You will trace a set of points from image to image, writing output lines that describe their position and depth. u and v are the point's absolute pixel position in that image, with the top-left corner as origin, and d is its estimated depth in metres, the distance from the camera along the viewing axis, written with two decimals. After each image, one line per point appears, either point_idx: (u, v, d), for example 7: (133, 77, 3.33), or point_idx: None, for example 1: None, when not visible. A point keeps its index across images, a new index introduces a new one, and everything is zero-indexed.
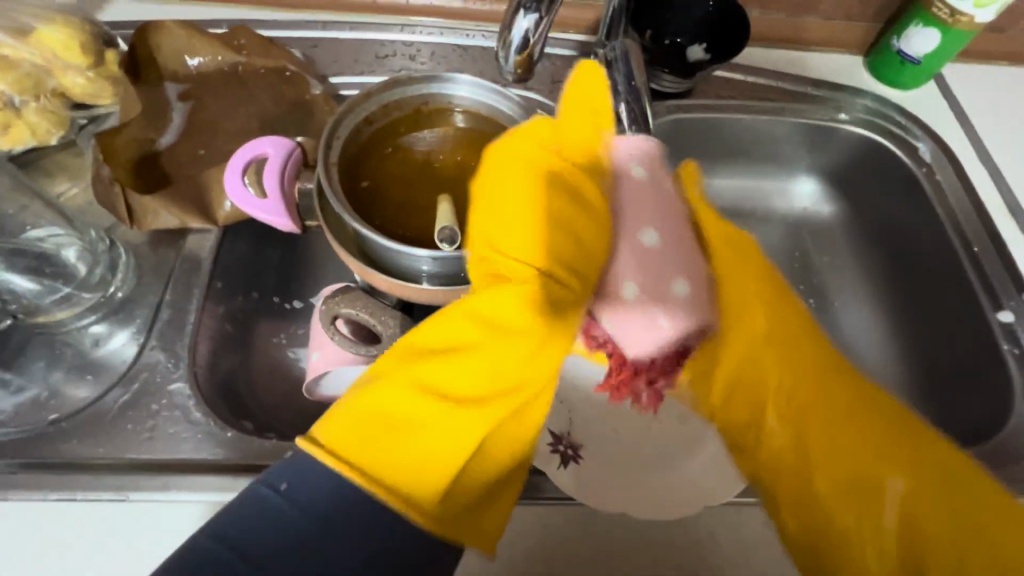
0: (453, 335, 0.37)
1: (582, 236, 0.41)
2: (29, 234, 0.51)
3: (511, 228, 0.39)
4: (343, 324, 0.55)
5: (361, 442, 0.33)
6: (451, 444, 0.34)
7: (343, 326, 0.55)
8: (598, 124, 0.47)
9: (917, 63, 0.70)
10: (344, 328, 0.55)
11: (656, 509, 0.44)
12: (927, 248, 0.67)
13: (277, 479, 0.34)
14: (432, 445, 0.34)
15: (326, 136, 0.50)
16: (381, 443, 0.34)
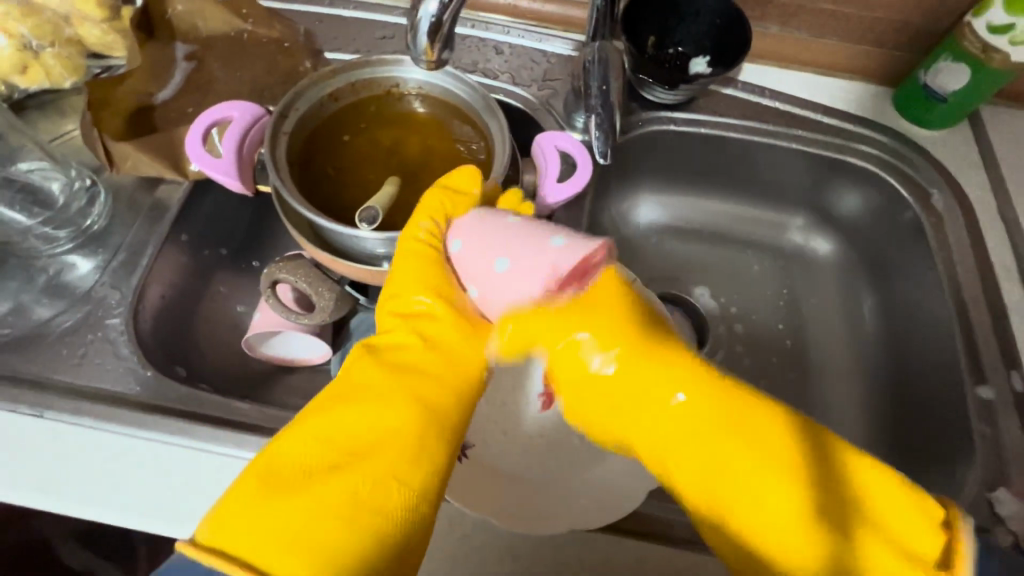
0: (356, 396, 0.39)
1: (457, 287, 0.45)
2: (19, 166, 0.57)
3: (412, 296, 0.44)
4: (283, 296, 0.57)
5: (265, 505, 0.34)
6: (342, 486, 0.35)
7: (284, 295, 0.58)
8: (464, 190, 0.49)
9: (945, 102, 0.63)
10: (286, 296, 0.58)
11: (520, 521, 0.42)
12: (922, 307, 0.61)
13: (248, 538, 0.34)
14: (347, 489, 0.35)
15: (281, 106, 0.52)
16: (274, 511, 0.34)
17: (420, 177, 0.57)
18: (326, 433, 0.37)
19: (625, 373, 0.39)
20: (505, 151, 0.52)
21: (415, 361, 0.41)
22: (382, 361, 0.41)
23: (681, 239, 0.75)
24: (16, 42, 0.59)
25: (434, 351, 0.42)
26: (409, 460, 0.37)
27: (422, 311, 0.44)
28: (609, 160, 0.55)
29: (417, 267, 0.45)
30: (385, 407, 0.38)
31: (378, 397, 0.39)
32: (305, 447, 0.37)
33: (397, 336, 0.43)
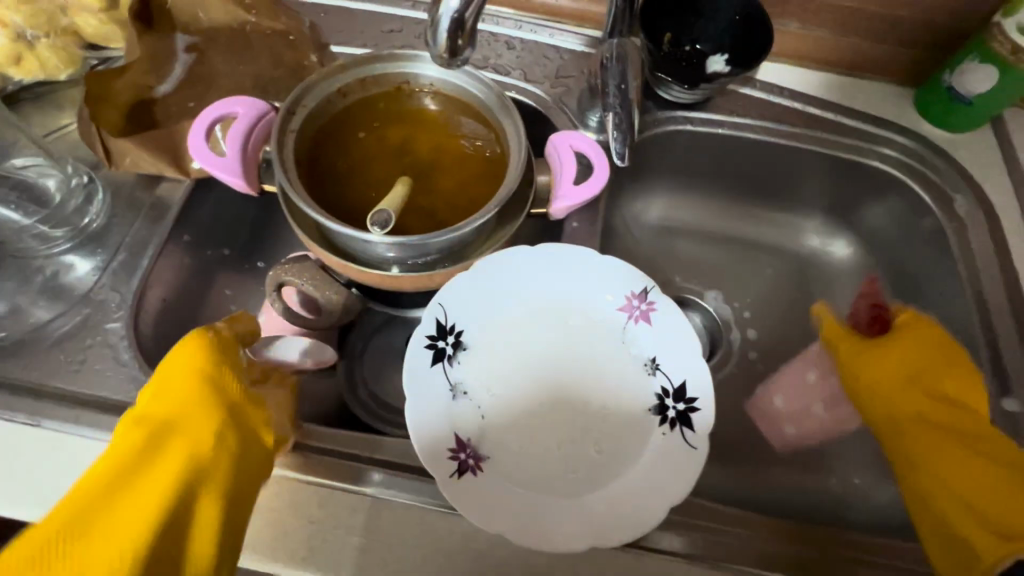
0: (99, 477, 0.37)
1: (199, 378, 0.42)
2: (12, 162, 0.54)
3: (168, 385, 0.42)
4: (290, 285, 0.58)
5: None
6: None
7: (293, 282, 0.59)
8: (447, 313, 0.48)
9: (969, 104, 0.61)
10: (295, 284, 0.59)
11: (535, 537, 0.41)
12: (942, 315, 0.60)
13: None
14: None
15: (288, 103, 0.50)
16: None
17: (432, 179, 0.55)
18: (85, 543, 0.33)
19: (911, 400, 0.48)
20: (521, 153, 0.50)
21: (150, 437, 0.39)
22: (126, 442, 0.39)
23: (694, 242, 0.73)
24: (9, 32, 0.57)
25: (180, 432, 0.40)
26: (148, 539, 0.35)
27: (173, 394, 0.41)
28: (627, 162, 0.54)
29: (173, 371, 0.42)
30: (121, 495, 0.36)
31: (139, 483, 0.36)
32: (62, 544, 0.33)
33: (139, 421, 0.40)
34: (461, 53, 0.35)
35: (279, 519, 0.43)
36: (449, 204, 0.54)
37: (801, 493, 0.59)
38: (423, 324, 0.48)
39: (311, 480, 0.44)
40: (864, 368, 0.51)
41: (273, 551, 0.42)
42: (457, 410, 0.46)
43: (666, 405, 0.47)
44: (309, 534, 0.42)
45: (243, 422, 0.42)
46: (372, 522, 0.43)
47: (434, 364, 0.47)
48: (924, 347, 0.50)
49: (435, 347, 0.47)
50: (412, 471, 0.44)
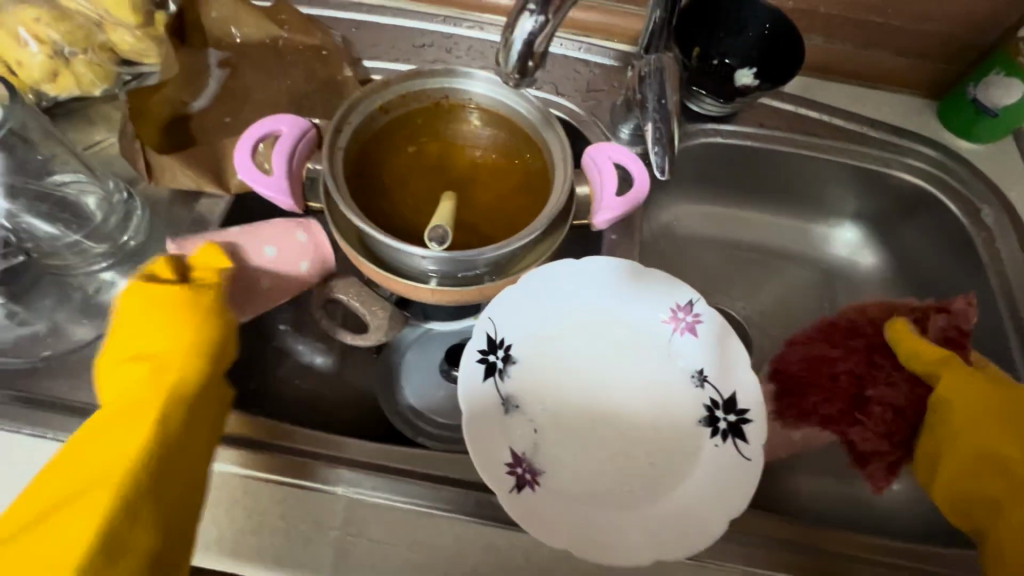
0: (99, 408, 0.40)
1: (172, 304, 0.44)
2: (53, 178, 0.53)
3: (143, 315, 0.43)
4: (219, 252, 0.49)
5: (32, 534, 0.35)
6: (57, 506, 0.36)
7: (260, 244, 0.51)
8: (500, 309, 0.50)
9: (995, 115, 0.63)
10: (269, 253, 0.51)
11: (598, 551, 0.41)
12: (972, 322, 0.61)
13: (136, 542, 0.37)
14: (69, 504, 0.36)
15: (336, 121, 0.50)
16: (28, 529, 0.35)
17: (474, 194, 0.55)
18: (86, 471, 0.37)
19: (982, 420, 0.49)
20: (566, 168, 0.51)
21: (131, 370, 0.42)
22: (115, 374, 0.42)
23: (722, 252, 0.74)
24: (47, 49, 0.57)
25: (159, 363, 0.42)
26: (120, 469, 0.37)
27: (147, 322, 0.43)
28: (667, 175, 0.54)
29: (150, 304, 0.44)
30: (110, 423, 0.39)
31: (128, 416, 0.39)
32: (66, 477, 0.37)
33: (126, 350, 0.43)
34: (531, 74, 0.37)
35: (337, 538, 0.43)
36: (493, 218, 0.54)
37: (839, 500, 0.60)
38: (474, 339, 0.48)
39: (368, 496, 0.44)
40: (950, 398, 0.50)
41: (230, 548, 0.42)
42: (511, 424, 0.46)
43: (716, 416, 0.47)
44: (371, 551, 0.42)
45: (214, 350, 0.44)
46: (431, 539, 0.43)
47: (487, 378, 0.47)
48: (1001, 394, 0.50)
49: (486, 362, 0.48)
50: (468, 486, 0.44)
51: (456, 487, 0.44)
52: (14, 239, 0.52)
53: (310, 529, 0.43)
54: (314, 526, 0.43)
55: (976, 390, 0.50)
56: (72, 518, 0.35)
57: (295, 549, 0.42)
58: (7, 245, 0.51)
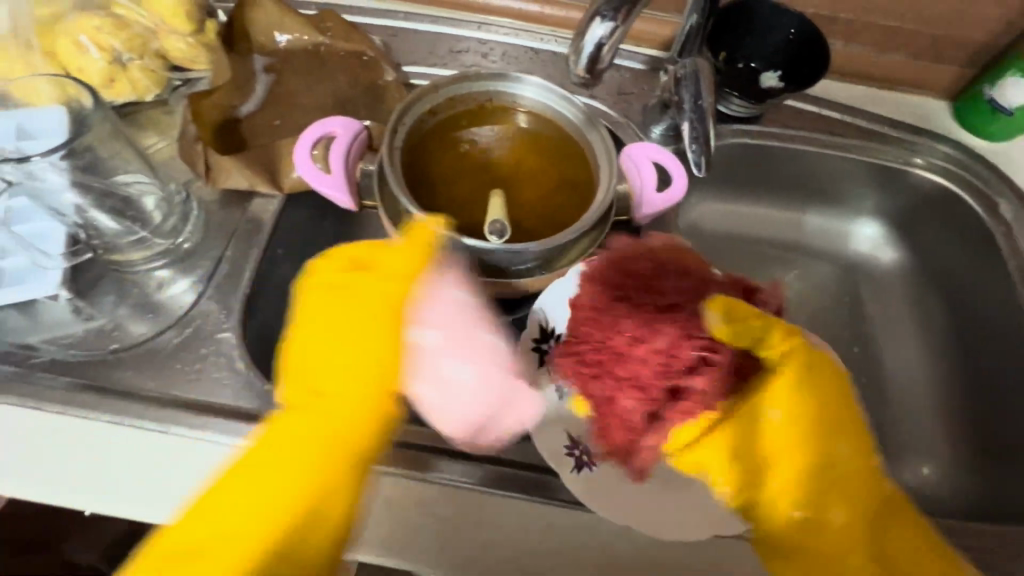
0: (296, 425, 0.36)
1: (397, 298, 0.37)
2: (118, 178, 0.55)
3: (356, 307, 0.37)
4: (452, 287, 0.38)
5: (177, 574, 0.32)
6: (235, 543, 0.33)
7: (433, 344, 0.37)
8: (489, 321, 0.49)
9: (1010, 114, 0.66)
10: (429, 388, 0.37)
11: (657, 527, 0.45)
12: (994, 311, 0.63)
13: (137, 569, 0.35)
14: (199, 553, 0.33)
15: (393, 123, 0.52)
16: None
17: (520, 192, 0.57)
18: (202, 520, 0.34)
19: (800, 432, 0.41)
20: (612, 166, 0.53)
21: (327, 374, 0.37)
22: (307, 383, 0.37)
23: (748, 249, 0.76)
24: (107, 55, 0.59)
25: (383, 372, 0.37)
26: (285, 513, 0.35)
27: (361, 312, 0.37)
28: (704, 171, 0.57)
29: (349, 289, 0.38)
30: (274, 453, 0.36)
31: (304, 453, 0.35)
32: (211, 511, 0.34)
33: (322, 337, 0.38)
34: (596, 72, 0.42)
35: (406, 518, 0.44)
36: (539, 215, 0.56)
37: None
38: (528, 328, 0.52)
39: (432, 479, 0.45)
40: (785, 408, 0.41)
41: None
42: (565, 410, 0.49)
43: None
44: (440, 530, 0.44)
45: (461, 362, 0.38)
46: (496, 519, 0.45)
47: (541, 366, 0.50)
48: (825, 383, 0.42)
49: (539, 350, 0.51)
50: (528, 469, 0.47)
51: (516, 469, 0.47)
52: (82, 237, 0.54)
53: (378, 511, 0.44)
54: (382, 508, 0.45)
55: (780, 388, 0.41)
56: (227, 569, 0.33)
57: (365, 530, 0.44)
58: (75, 243, 0.53)
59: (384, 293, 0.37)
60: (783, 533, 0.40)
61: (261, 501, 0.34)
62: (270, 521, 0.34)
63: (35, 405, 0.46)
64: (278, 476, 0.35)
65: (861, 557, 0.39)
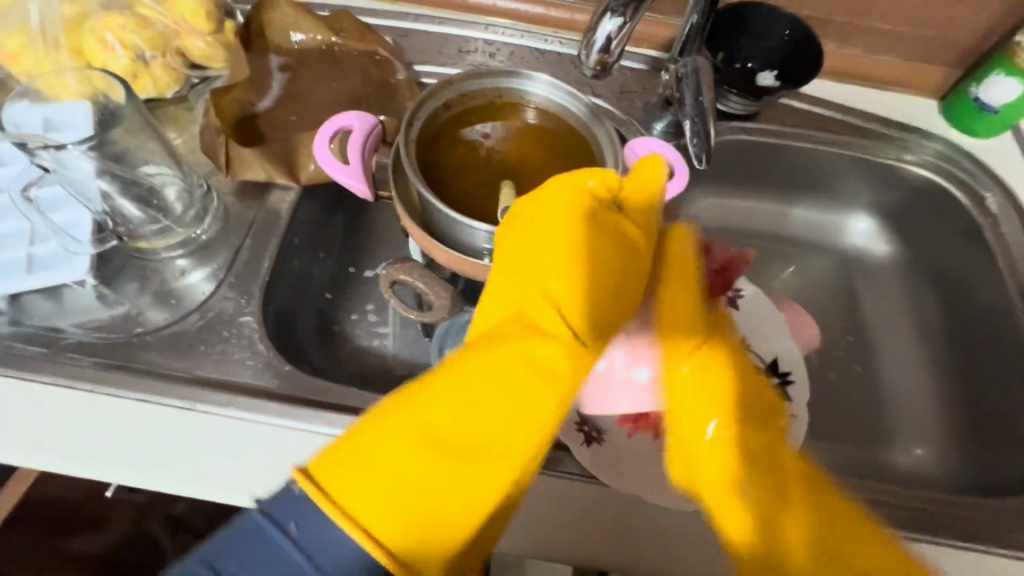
0: (517, 345, 0.38)
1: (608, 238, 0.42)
2: (142, 169, 0.57)
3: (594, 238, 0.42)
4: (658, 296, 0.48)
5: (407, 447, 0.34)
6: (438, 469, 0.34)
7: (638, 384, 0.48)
8: None
9: (995, 113, 0.69)
10: (622, 405, 0.48)
11: (663, 496, 0.48)
12: (983, 299, 0.66)
13: (280, 518, 0.33)
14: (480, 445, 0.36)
15: (408, 117, 0.55)
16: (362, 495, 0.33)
17: (529, 184, 0.60)
18: (449, 404, 0.36)
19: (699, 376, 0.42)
20: (618, 159, 0.55)
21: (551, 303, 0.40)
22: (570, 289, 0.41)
23: (744, 242, 0.79)
24: (131, 52, 0.61)
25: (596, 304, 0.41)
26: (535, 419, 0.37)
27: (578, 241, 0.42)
28: (705, 164, 0.60)
29: (553, 204, 0.43)
30: (505, 362, 0.37)
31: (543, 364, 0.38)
32: (455, 399, 0.36)
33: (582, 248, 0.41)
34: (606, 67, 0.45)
35: None
36: None
37: (866, 468, 0.64)
38: None
39: None
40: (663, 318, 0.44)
41: None
42: None
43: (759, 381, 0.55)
44: None
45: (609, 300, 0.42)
46: None
47: None
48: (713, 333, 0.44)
49: None
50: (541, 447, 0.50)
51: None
52: (108, 225, 0.56)
53: None
54: None
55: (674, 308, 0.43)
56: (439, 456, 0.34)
57: None
58: (102, 230, 0.56)
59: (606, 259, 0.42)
60: (759, 549, 0.38)
61: (493, 407, 0.36)
62: (521, 436, 0.36)
63: (69, 383, 0.48)
64: (472, 402, 0.36)
65: (806, 557, 0.37)
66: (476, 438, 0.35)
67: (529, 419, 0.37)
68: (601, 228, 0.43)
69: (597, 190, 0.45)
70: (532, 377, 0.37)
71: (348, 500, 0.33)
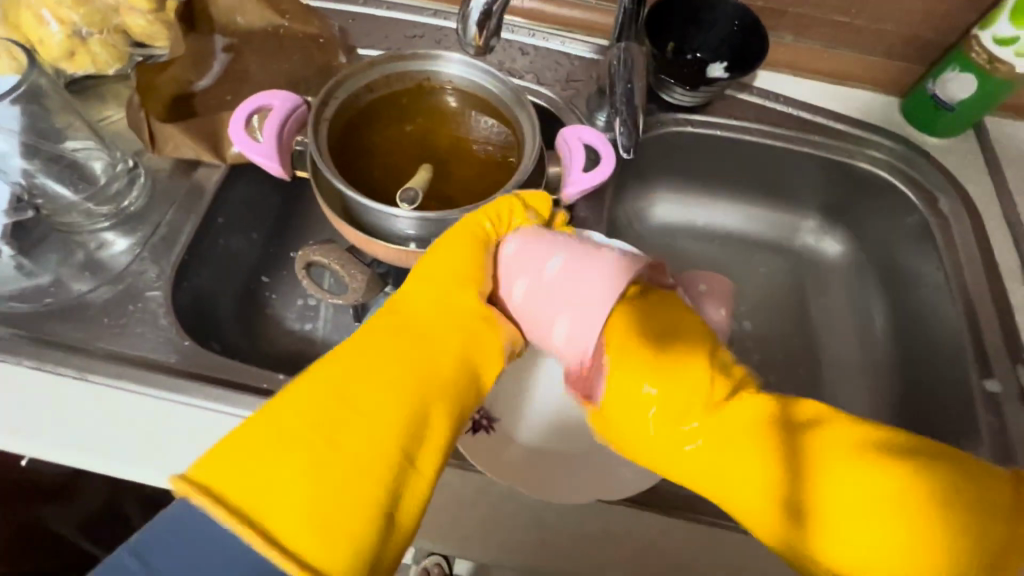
0: (382, 366, 0.40)
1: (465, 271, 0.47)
2: (66, 144, 0.57)
3: (431, 293, 0.46)
4: (510, 238, 0.51)
5: (278, 455, 0.35)
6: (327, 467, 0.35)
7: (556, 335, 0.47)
8: (458, 259, 0.47)
9: (951, 110, 0.66)
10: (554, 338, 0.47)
11: (544, 488, 0.46)
12: (927, 306, 0.63)
13: (158, 538, 0.32)
14: (359, 441, 0.36)
15: (322, 95, 0.54)
16: (267, 495, 0.33)
17: (454, 169, 0.59)
18: (322, 419, 0.37)
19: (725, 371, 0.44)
20: (535, 146, 0.54)
21: (408, 339, 0.43)
22: (425, 314, 0.45)
23: (692, 238, 0.78)
24: (66, 28, 0.62)
25: (458, 330, 0.44)
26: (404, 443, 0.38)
27: (432, 289, 0.46)
28: (632, 153, 0.58)
29: (442, 261, 0.47)
30: (382, 383, 0.39)
31: (401, 394, 0.39)
32: (325, 408, 0.37)
33: (425, 303, 0.45)
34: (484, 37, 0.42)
35: None
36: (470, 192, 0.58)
37: None
38: None
39: None
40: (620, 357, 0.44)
41: None
42: None
43: None
44: None
45: (462, 337, 0.44)
46: None
47: None
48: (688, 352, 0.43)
49: None
50: None
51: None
52: (26, 196, 0.57)
53: None
54: None
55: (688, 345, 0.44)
56: (334, 486, 0.35)
57: None
58: (18, 201, 0.57)
59: (464, 310, 0.46)
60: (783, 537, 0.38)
61: (359, 414, 0.38)
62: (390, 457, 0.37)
63: None
64: (337, 406, 0.38)
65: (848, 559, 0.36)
66: (359, 417, 0.37)
67: (392, 426, 0.38)
68: (449, 242, 0.48)
69: (486, 231, 0.50)
70: (397, 395, 0.39)
71: (254, 504, 0.33)
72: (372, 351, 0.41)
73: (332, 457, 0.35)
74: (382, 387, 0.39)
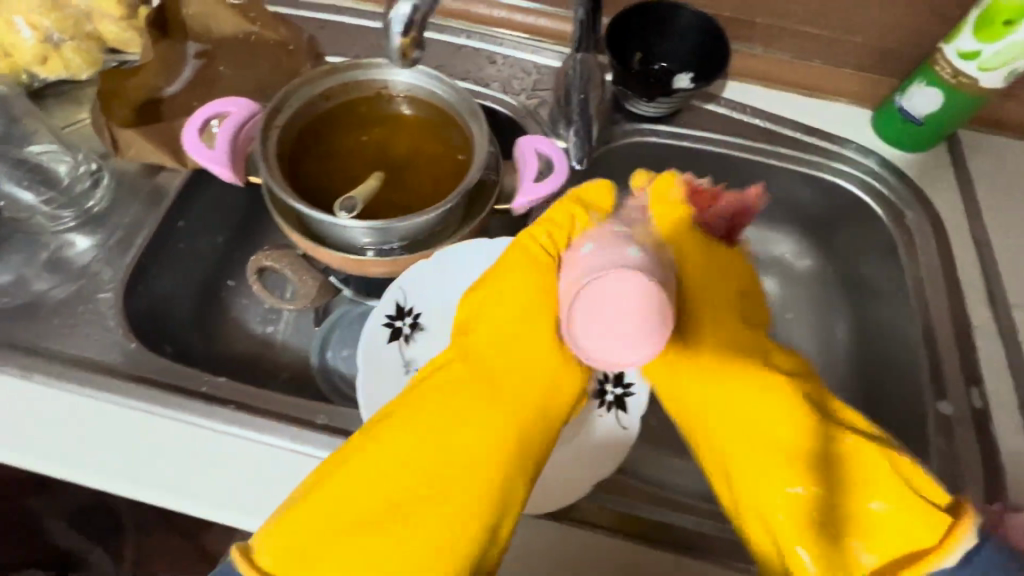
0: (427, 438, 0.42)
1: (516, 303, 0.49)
2: (31, 149, 0.60)
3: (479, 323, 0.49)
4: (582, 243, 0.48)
5: (332, 534, 0.38)
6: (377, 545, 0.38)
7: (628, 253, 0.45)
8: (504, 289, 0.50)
9: (920, 124, 0.64)
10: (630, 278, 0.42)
11: None
12: (890, 324, 0.62)
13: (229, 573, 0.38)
14: (411, 517, 0.39)
15: (274, 102, 0.56)
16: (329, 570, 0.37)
17: (407, 176, 0.59)
18: (373, 494, 0.39)
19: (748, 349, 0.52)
20: (484, 155, 0.54)
21: (452, 403, 0.44)
22: (474, 361, 0.48)
23: None
24: (38, 35, 0.63)
25: (506, 390, 0.46)
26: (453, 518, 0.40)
27: (487, 328, 0.48)
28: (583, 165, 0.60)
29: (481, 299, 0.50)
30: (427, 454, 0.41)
31: (448, 469, 0.41)
32: (377, 482, 0.40)
33: (473, 347, 0.48)
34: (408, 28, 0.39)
35: (236, 474, 0.47)
36: (421, 200, 0.58)
37: None
38: (385, 305, 0.56)
39: (271, 441, 0.48)
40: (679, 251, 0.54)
41: (153, 480, 0.46)
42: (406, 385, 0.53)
43: (606, 390, 0.53)
44: (265, 491, 0.47)
45: (511, 396, 0.46)
46: None
47: (391, 341, 0.54)
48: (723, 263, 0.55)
49: (392, 326, 0.55)
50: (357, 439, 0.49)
51: (349, 436, 0.49)
52: None
53: (211, 464, 0.47)
54: (215, 462, 0.47)
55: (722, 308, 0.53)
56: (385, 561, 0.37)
57: (194, 479, 0.47)
58: None
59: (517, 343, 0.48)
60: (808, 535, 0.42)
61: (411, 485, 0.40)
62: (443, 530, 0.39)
63: None
64: (387, 482, 0.40)
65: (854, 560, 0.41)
66: (412, 485, 0.40)
67: (443, 499, 0.40)
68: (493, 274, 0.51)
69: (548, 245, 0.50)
70: (445, 466, 0.41)
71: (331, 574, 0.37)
72: (419, 411, 0.43)
73: (384, 533, 0.38)
74: (430, 460, 0.41)
